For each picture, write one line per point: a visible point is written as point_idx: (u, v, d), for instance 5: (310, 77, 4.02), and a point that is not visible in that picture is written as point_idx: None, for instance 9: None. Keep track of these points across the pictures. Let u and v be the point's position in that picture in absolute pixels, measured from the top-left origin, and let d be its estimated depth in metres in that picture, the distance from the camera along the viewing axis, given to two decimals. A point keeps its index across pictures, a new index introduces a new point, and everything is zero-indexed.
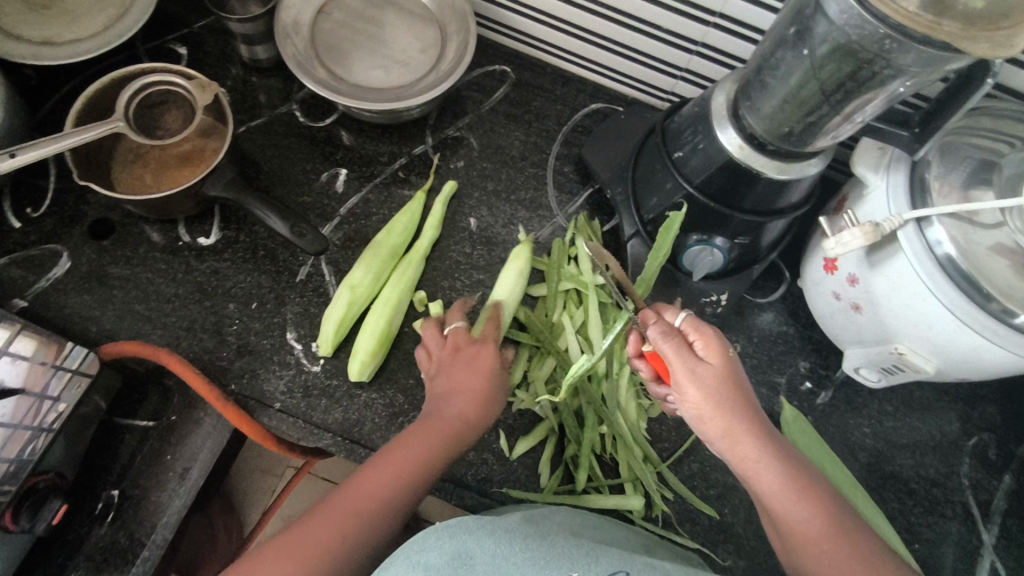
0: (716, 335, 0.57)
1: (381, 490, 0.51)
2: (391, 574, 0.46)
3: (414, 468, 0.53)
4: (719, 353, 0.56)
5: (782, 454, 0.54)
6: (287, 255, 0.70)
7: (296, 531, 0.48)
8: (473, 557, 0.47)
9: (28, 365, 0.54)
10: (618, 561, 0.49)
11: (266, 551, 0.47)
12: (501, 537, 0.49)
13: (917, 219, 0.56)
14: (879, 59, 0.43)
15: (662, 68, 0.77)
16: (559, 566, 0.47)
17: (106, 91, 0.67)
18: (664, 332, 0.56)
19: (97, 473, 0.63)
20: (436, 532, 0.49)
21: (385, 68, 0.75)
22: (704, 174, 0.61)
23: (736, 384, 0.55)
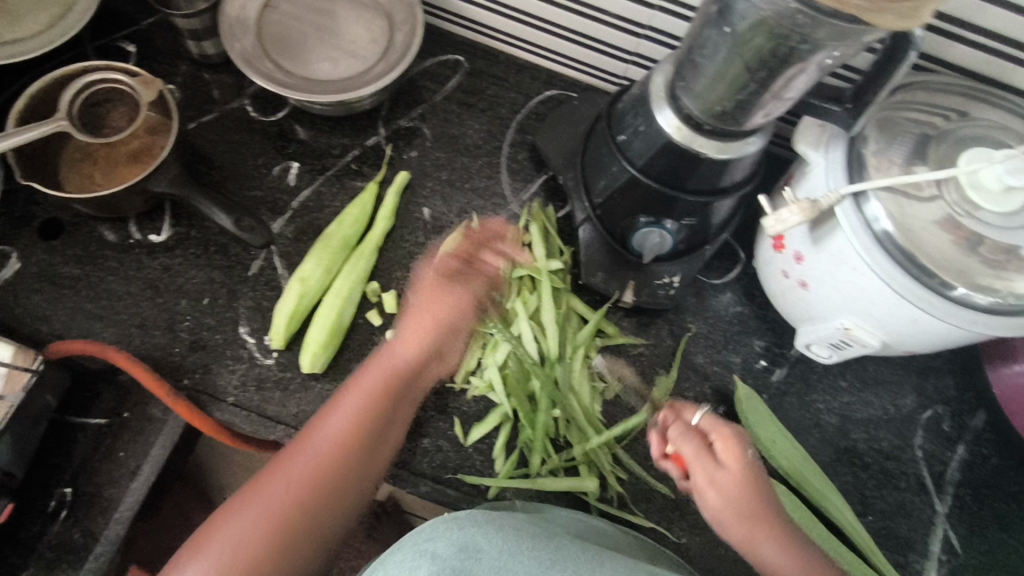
0: (735, 438, 0.62)
1: (337, 441, 0.59)
2: (399, 558, 0.51)
3: (369, 400, 0.60)
4: (738, 457, 0.61)
5: (792, 544, 0.59)
6: (239, 250, 0.71)
7: (270, 486, 0.57)
8: (480, 550, 0.50)
9: (7, 371, 0.58)
10: (620, 567, 0.52)
11: (256, 482, 0.57)
12: (509, 534, 0.52)
13: (854, 195, 0.57)
14: (795, 35, 0.44)
15: (611, 52, 0.77)
16: (562, 568, 0.50)
17: (50, 91, 0.67)
18: (689, 448, 0.61)
19: (50, 471, 0.63)
20: (446, 523, 0.53)
21: (333, 59, 0.75)
22: (645, 157, 0.61)
23: (755, 496, 0.60)
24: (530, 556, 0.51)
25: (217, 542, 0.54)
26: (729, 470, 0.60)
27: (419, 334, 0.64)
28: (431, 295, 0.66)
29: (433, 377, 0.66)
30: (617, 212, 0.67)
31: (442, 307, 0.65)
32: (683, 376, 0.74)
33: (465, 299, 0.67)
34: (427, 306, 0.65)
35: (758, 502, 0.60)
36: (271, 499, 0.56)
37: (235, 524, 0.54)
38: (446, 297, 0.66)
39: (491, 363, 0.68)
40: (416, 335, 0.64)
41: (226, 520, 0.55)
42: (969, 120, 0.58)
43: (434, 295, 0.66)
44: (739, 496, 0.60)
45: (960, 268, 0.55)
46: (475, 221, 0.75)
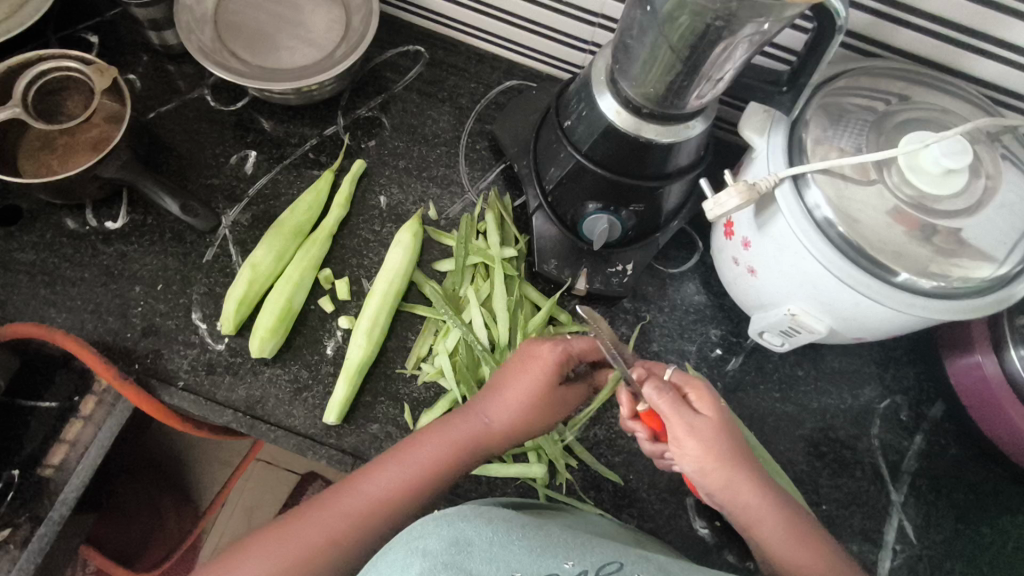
0: (708, 389, 0.57)
1: (370, 499, 0.55)
2: (390, 559, 0.47)
3: (424, 463, 0.57)
4: (712, 406, 0.56)
5: (778, 499, 0.56)
6: (194, 237, 0.71)
7: (294, 533, 0.54)
8: (472, 544, 0.48)
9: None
10: (610, 552, 0.52)
11: (277, 529, 0.54)
12: (497, 527, 0.50)
13: (793, 177, 0.57)
14: (712, 13, 0.44)
15: (569, 42, 0.77)
16: (555, 554, 0.50)
17: (4, 78, 0.68)
18: (664, 401, 0.55)
19: (0, 454, 0.64)
20: (435, 521, 0.50)
21: (290, 48, 0.75)
22: (589, 141, 0.61)
23: (733, 448, 0.55)
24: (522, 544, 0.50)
25: None
26: (703, 424, 0.54)
27: (501, 403, 0.60)
28: (522, 387, 0.59)
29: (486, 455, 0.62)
30: (568, 199, 0.67)
31: (533, 404, 0.59)
32: None
33: (536, 406, 0.59)
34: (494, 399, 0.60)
35: (734, 456, 0.55)
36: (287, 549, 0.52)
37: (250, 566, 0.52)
38: (522, 394, 0.59)
39: (441, 349, 0.68)
40: (505, 408, 0.59)
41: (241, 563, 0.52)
42: (912, 103, 0.58)
43: (521, 390, 0.59)
44: (710, 442, 0.54)
45: (896, 250, 0.55)
46: (431, 209, 0.76)
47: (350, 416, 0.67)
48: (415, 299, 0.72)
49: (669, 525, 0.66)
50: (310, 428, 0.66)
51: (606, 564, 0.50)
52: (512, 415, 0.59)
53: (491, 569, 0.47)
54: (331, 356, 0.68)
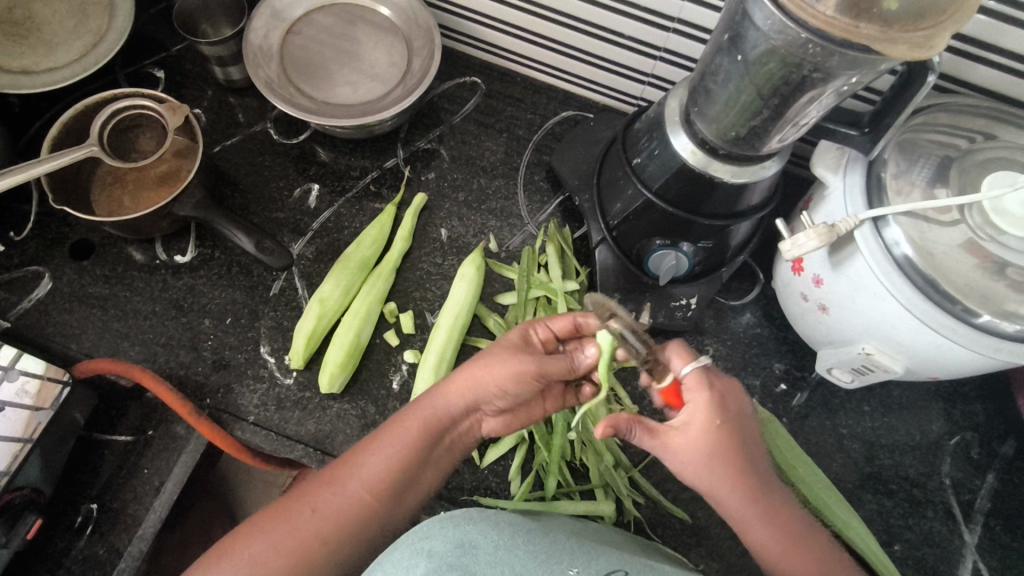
0: (717, 397, 0.51)
1: (349, 490, 0.52)
2: (395, 558, 0.46)
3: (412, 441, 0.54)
4: (711, 418, 0.51)
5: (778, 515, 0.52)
6: (261, 270, 0.72)
7: (294, 507, 0.51)
8: (477, 547, 0.47)
9: (37, 382, 0.60)
10: (619, 561, 0.50)
11: (265, 515, 0.51)
12: (504, 532, 0.49)
13: (873, 219, 0.56)
14: (807, 64, 0.44)
15: (628, 75, 0.77)
16: (561, 560, 0.48)
17: (80, 116, 0.69)
18: (707, 399, 0.51)
19: (76, 488, 0.65)
20: (440, 523, 0.49)
21: (353, 83, 0.76)
22: (660, 179, 0.60)
23: (711, 467, 0.50)
24: (525, 552, 0.48)
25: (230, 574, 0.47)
26: (730, 426, 0.51)
27: (482, 368, 0.55)
28: (502, 354, 0.55)
29: (483, 425, 0.60)
30: (633, 235, 0.67)
31: (498, 370, 0.54)
32: None
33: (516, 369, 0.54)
34: (484, 364, 0.55)
35: (749, 463, 0.52)
36: (297, 525, 0.50)
37: (255, 542, 0.49)
38: (506, 358, 0.54)
39: None
40: (483, 371, 0.55)
41: (242, 543, 0.49)
42: (994, 142, 0.57)
43: (508, 356, 0.55)
44: (735, 447, 0.51)
45: (983, 293, 0.54)
46: (491, 241, 0.76)
47: None
48: (477, 333, 0.73)
49: (740, 565, 0.65)
50: None
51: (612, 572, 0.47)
52: (492, 375, 0.54)
53: (497, 572, 0.45)
54: (397, 390, 0.69)
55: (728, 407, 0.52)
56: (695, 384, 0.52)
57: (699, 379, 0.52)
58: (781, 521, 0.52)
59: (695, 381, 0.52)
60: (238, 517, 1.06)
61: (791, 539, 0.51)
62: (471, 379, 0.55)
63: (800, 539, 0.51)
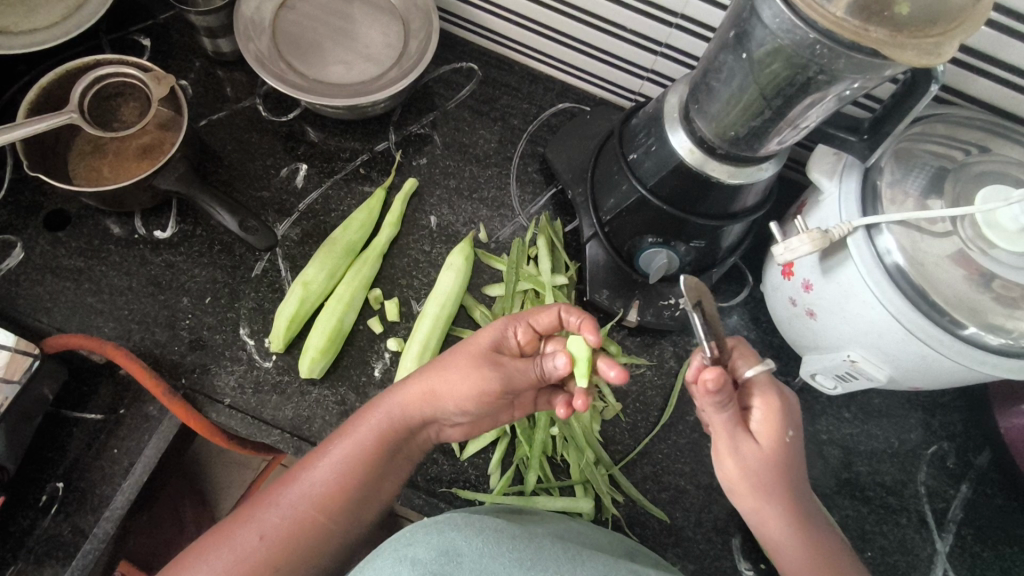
0: (777, 407, 0.52)
1: (301, 498, 0.52)
2: (377, 565, 0.47)
3: (361, 445, 0.54)
4: (770, 432, 0.51)
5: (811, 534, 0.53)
6: (243, 250, 0.70)
7: (239, 532, 0.51)
8: (461, 554, 0.47)
9: (8, 355, 0.59)
10: (607, 568, 0.50)
11: (229, 525, 0.52)
12: (489, 538, 0.49)
13: (867, 226, 0.56)
14: (814, 65, 0.43)
15: (628, 68, 0.76)
16: (548, 567, 0.48)
17: (59, 82, 0.67)
18: (768, 407, 0.51)
19: (43, 466, 0.63)
20: (426, 529, 0.49)
21: (347, 62, 0.74)
22: (657, 176, 0.59)
23: (773, 480, 0.52)
24: (511, 557, 0.48)
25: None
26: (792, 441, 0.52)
27: (439, 373, 0.54)
28: (463, 363, 0.53)
29: (444, 434, 0.59)
30: (625, 231, 0.66)
31: (466, 390, 0.53)
32: (684, 398, 0.72)
33: (472, 371, 0.53)
34: (435, 372, 0.54)
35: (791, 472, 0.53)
36: (241, 554, 0.49)
37: (204, 567, 0.49)
38: (472, 375, 0.52)
39: None
40: (433, 379, 0.54)
41: (194, 564, 0.49)
42: (989, 155, 0.57)
43: (467, 364, 0.53)
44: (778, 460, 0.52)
45: (971, 307, 0.54)
46: (481, 231, 0.75)
47: None
48: (463, 323, 0.72)
49: (715, 566, 0.66)
50: None
51: None
52: (447, 378, 0.53)
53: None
54: (379, 378, 0.67)
55: (790, 414, 0.52)
56: (764, 388, 0.52)
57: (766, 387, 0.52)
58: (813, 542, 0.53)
59: (760, 391, 0.52)
60: (209, 500, 1.03)
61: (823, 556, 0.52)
62: (416, 391, 0.55)
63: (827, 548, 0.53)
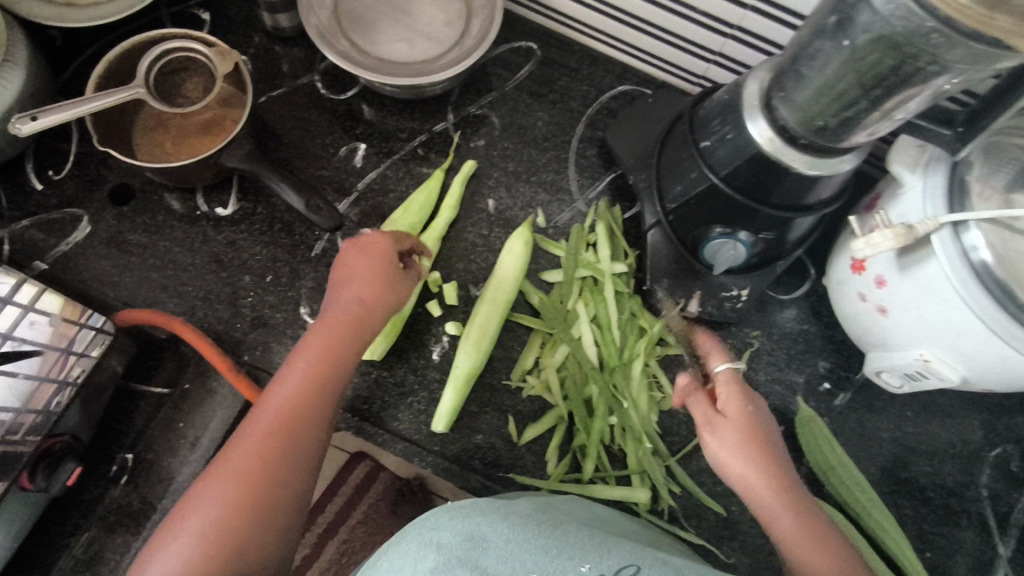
0: (740, 391, 0.60)
1: (268, 417, 0.53)
2: (403, 548, 0.48)
3: (318, 357, 0.56)
4: (740, 409, 0.59)
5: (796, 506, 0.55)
6: (303, 229, 0.70)
7: (230, 462, 0.51)
8: (487, 540, 0.48)
9: (53, 322, 0.58)
10: (630, 554, 0.50)
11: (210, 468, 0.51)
12: (515, 523, 0.49)
13: (953, 223, 0.53)
14: (925, 55, 0.41)
15: (695, 50, 0.73)
16: (573, 556, 0.48)
17: (126, 56, 0.66)
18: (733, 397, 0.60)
19: (112, 437, 0.65)
20: (452, 514, 0.50)
21: (408, 41, 0.73)
22: (732, 165, 0.58)
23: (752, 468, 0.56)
24: (539, 543, 0.48)
25: (184, 531, 0.48)
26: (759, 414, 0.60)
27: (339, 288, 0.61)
28: (362, 251, 0.62)
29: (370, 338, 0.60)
30: (692, 220, 0.65)
31: (366, 286, 0.60)
32: None
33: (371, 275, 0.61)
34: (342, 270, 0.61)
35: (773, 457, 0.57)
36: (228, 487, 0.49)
37: (200, 502, 0.49)
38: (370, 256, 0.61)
39: (549, 364, 0.68)
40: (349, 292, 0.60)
41: (189, 506, 0.49)
42: None
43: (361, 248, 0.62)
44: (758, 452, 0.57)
45: None
46: (539, 216, 0.74)
47: (456, 424, 0.66)
48: (520, 309, 0.71)
49: (772, 562, 0.65)
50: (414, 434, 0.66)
51: (623, 568, 0.48)
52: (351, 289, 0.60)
53: (505, 568, 0.46)
54: (438, 362, 0.68)
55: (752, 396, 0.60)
56: (726, 384, 0.60)
57: (730, 378, 0.61)
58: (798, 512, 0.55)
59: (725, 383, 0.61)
60: None
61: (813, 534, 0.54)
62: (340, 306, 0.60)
63: (806, 523, 0.55)
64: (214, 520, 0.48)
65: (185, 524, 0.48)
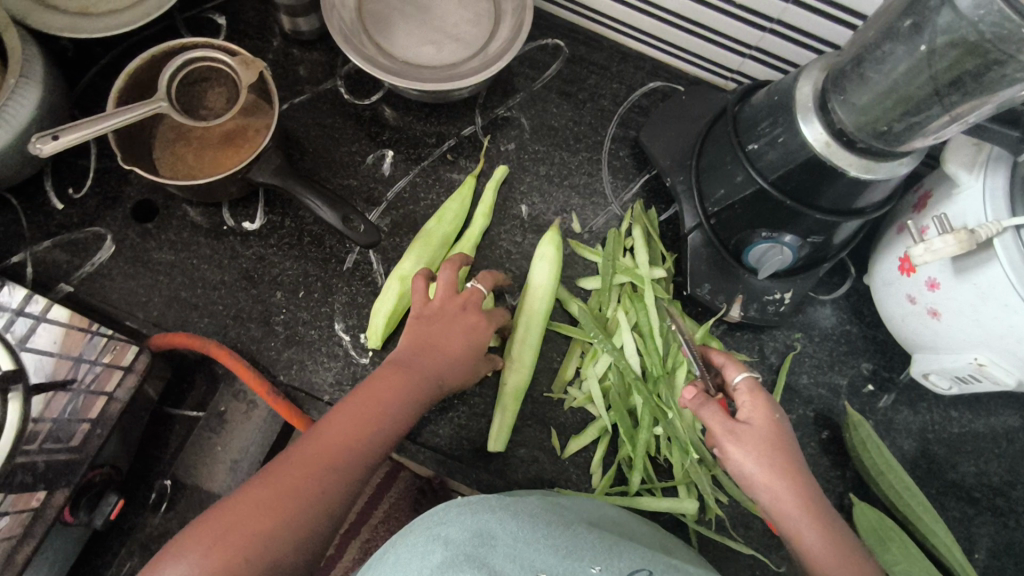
0: (766, 403, 0.57)
1: (312, 445, 0.51)
2: (411, 543, 0.46)
3: (375, 394, 0.55)
4: (766, 418, 0.56)
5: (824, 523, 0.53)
6: (334, 241, 0.68)
7: (259, 485, 0.48)
8: (495, 538, 0.45)
9: (62, 330, 0.56)
10: (643, 558, 0.47)
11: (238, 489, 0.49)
12: (526, 523, 0.47)
13: (1017, 227, 0.52)
14: (1009, 59, 0.39)
15: (730, 46, 0.71)
16: (581, 558, 0.45)
17: (146, 68, 0.64)
18: (755, 410, 0.57)
19: (149, 463, 0.64)
20: (459, 508, 0.47)
21: (435, 43, 0.70)
22: (784, 170, 0.56)
23: (776, 481, 0.54)
24: (545, 543, 0.45)
25: (191, 552, 0.45)
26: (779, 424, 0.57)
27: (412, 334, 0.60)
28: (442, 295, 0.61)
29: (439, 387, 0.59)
30: (737, 224, 0.63)
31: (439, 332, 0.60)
32: (785, 398, 0.71)
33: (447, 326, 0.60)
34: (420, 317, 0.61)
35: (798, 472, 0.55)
36: (248, 493, 0.47)
37: (217, 523, 0.46)
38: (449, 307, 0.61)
39: (591, 375, 0.66)
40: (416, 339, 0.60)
41: (210, 524, 0.46)
42: None
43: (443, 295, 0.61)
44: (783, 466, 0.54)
45: None
46: (574, 221, 0.72)
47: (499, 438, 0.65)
48: (558, 318, 0.69)
49: None
50: (456, 449, 0.65)
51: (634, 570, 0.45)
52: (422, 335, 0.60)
53: (515, 567, 0.43)
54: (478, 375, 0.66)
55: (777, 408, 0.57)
56: (746, 394, 0.57)
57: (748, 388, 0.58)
58: (825, 529, 0.52)
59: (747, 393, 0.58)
60: None
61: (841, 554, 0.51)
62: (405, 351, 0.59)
63: (835, 541, 0.52)
64: (223, 545, 0.45)
65: (194, 544, 0.45)
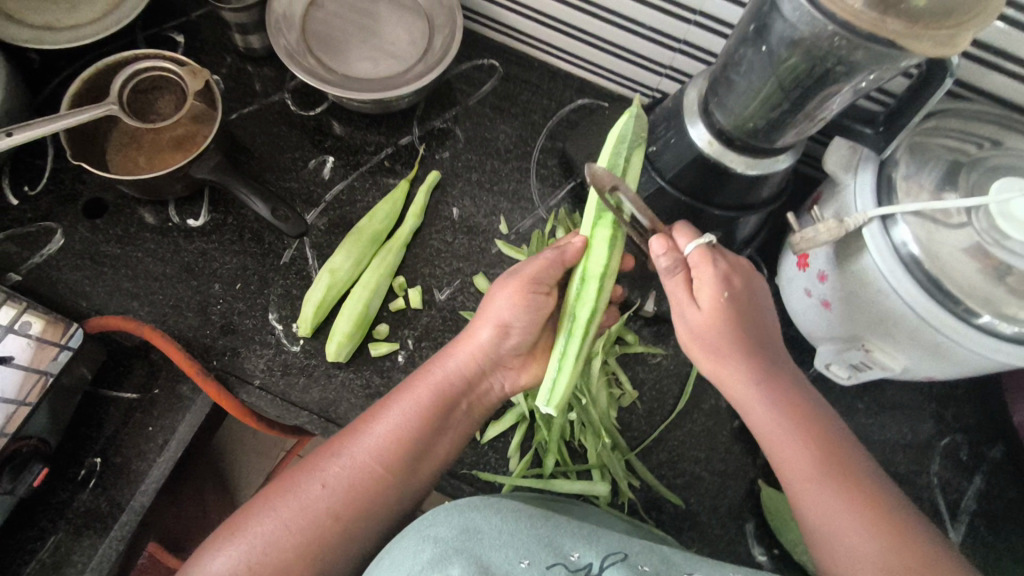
0: (719, 274, 0.54)
1: (356, 456, 0.54)
2: (403, 545, 0.48)
3: (423, 408, 0.57)
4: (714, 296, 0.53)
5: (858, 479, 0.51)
6: (272, 237, 0.72)
7: (305, 483, 0.53)
8: (482, 533, 0.48)
9: (34, 345, 0.62)
10: (618, 543, 0.51)
11: (285, 482, 0.54)
12: (511, 517, 0.50)
13: (882, 217, 0.57)
14: (832, 57, 0.45)
15: (647, 64, 0.77)
16: (564, 545, 0.49)
17: (98, 78, 0.70)
18: (710, 278, 0.53)
19: (81, 442, 0.67)
20: (445, 509, 0.50)
21: (374, 59, 0.76)
22: (675, 169, 0.61)
23: (746, 360, 0.53)
24: (533, 532, 0.49)
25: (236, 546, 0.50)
26: (733, 299, 0.54)
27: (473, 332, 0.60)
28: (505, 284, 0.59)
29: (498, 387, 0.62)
30: None
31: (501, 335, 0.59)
32: None
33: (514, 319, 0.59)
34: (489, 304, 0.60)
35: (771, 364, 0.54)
36: (289, 511, 0.51)
37: (262, 523, 0.51)
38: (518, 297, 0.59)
39: None
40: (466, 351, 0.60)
41: (257, 516, 0.51)
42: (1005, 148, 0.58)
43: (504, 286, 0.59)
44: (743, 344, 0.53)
45: (986, 296, 0.54)
46: (502, 223, 0.77)
47: None
48: None
49: (729, 551, 0.67)
50: None
51: (610, 555, 0.49)
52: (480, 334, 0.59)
53: (503, 560, 0.47)
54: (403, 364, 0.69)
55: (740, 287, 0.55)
56: (698, 262, 0.54)
57: (702, 259, 0.54)
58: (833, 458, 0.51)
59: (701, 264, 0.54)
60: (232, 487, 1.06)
61: (868, 503, 0.49)
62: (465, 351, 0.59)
63: (856, 482, 0.50)
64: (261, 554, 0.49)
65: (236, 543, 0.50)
